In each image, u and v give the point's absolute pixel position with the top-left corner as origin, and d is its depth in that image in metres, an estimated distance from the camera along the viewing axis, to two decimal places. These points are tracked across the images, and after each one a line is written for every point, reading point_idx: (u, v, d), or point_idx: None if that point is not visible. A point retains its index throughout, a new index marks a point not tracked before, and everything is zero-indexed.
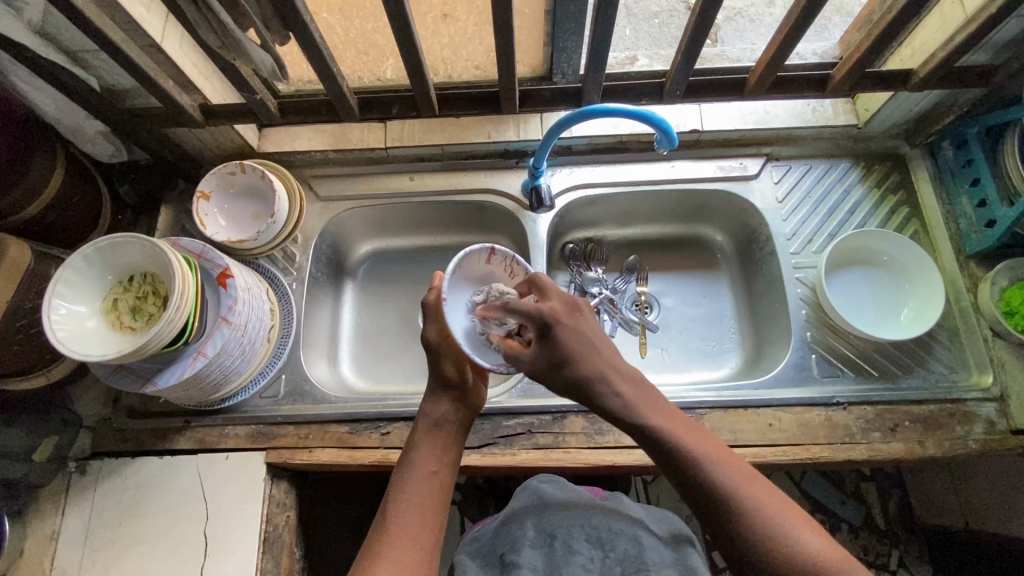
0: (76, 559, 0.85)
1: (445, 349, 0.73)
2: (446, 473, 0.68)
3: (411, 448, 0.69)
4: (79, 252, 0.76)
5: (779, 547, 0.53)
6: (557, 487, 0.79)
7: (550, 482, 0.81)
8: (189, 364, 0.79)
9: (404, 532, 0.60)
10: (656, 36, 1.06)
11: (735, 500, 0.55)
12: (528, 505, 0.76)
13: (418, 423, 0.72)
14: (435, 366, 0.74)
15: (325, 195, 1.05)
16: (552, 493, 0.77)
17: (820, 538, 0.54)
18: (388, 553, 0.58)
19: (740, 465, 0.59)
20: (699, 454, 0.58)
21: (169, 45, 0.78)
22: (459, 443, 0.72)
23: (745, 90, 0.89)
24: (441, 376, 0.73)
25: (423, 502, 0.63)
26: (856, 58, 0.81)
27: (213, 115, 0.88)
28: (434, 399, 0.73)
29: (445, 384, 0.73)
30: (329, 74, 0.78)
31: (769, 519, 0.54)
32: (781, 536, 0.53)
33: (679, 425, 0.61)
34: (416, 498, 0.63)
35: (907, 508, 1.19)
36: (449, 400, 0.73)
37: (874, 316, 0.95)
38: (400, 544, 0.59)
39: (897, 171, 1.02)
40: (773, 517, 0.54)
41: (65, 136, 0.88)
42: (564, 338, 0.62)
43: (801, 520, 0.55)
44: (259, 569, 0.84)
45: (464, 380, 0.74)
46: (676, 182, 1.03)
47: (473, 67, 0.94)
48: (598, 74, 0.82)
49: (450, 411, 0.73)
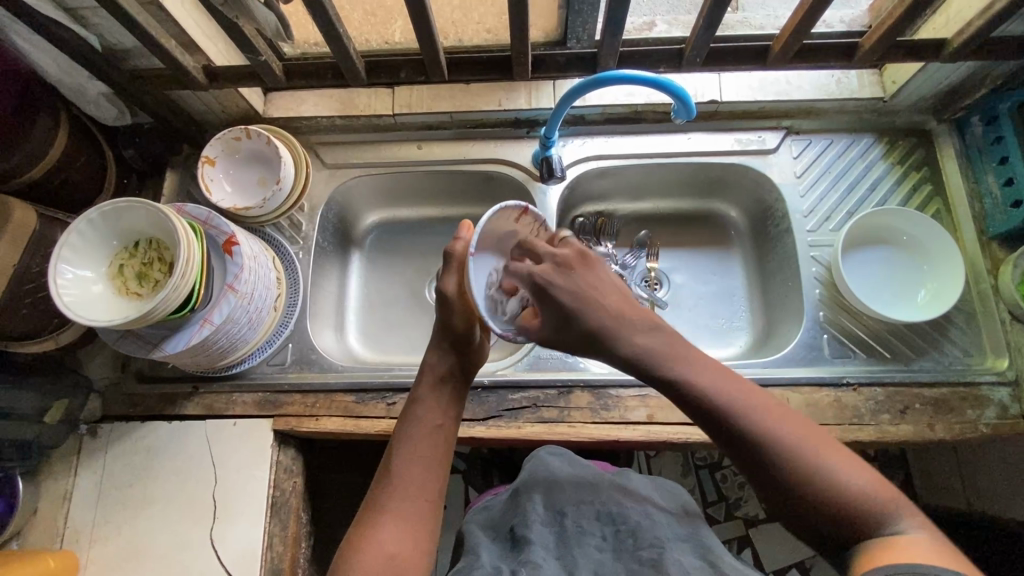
0: (88, 519, 0.87)
1: (458, 303, 0.70)
2: (448, 430, 0.67)
3: (412, 403, 0.67)
4: (83, 216, 0.75)
5: (817, 485, 0.52)
6: (565, 459, 0.79)
7: (557, 453, 0.81)
8: (196, 331, 0.79)
9: (407, 489, 0.61)
10: (674, 3, 1.02)
11: (769, 443, 0.55)
12: (536, 481, 0.75)
13: (419, 378, 0.70)
14: (442, 318, 0.71)
15: (331, 162, 1.03)
16: (561, 467, 0.77)
17: (864, 476, 0.53)
18: (391, 512, 0.59)
19: (774, 407, 0.58)
20: (732, 403, 0.57)
21: (171, 3, 0.76)
22: (461, 398, 0.70)
23: (768, 58, 0.85)
24: (450, 330, 0.70)
25: (427, 459, 0.63)
26: (887, 25, 0.77)
27: (217, 78, 0.86)
28: (437, 354, 0.70)
29: (453, 340, 0.70)
30: (333, 35, 0.75)
31: (814, 470, 0.53)
32: (825, 481, 0.53)
33: (710, 374, 0.60)
34: (416, 456, 0.63)
35: (910, 489, 1.19)
36: (454, 355, 0.70)
37: (889, 297, 0.93)
38: (404, 507, 0.60)
39: (922, 148, 0.98)
40: (809, 456, 0.54)
41: (67, 97, 0.86)
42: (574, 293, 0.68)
43: (841, 457, 0.54)
44: (267, 532, 0.85)
45: (472, 334, 0.71)
46: (692, 155, 1.00)
47: (484, 31, 0.91)
48: (614, 38, 0.79)
49: (453, 364, 0.70)
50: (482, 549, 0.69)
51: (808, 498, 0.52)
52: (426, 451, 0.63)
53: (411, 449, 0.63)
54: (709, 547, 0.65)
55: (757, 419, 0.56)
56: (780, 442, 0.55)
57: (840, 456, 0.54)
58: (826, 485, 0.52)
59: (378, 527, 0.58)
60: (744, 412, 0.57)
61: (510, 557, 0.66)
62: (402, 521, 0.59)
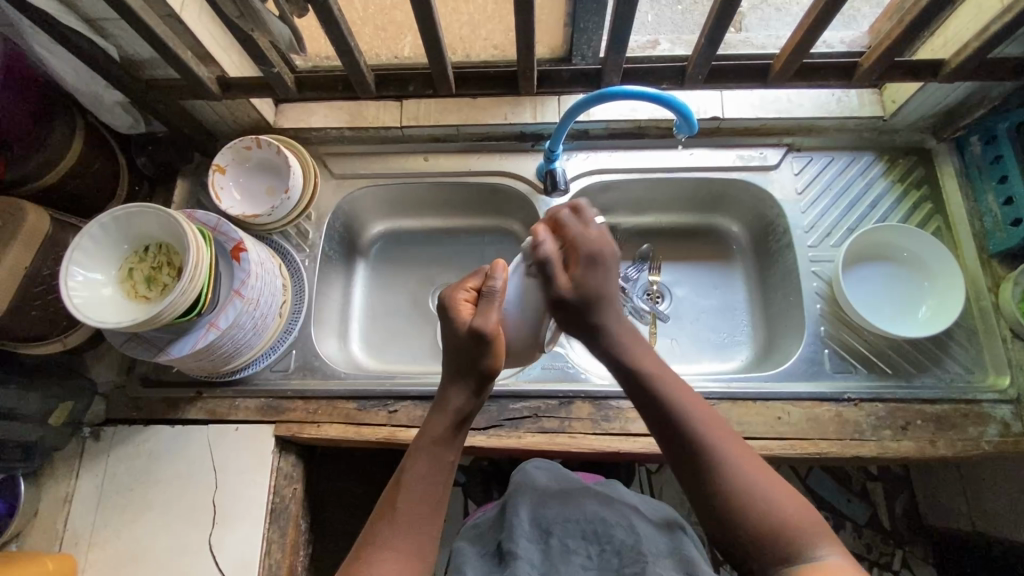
0: (88, 522, 0.87)
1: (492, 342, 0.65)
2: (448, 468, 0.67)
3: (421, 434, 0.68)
4: (96, 221, 0.77)
5: (736, 500, 0.58)
6: (551, 476, 0.81)
7: (544, 470, 0.83)
8: (202, 335, 0.80)
9: (401, 525, 0.62)
10: (679, 22, 1.04)
11: (726, 469, 0.60)
12: (520, 495, 0.77)
13: (433, 408, 0.69)
14: (466, 355, 0.67)
15: (339, 172, 1.05)
16: (547, 487, 0.78)
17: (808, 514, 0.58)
18: (383, 546, 0.60)
19: (719, 424, 0.64)
20: (685, 415, 0.64)
21: (188, 16, 0.78)
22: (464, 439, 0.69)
23: (769, 76, 0.86)
24: (460, 365, 0.68)
25: (424, 495, 0.64)
26: (885, 45, 0.79)
27: (230, 88, 0.88)
28: (449, 387, 0.69)
29: (459, 373, 0.68)
30: (345, 48, 0.77)
31: (763, 500, 0.58)
32: (763, 509, 0.57)
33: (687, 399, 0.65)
34: (416, 488, 0.64)
35: (913, 509, 1.18)
36: (463, 388, 0.68)
37: (890, 314, 0.94)
38: (396, 545, 0.60)
39: (921, 166, 0.99)
40: (752, 483, 0.59)
41: (83, 106, 0.89)
42: (608, 310, 0.70)
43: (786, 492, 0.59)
44: (265, 539, 0.85)
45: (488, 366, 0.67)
46: (693, 170, 1.01)
47: (491, 47, 0.93)
48: (619, 56, 0.81)
49: (472, 400, 0.68)
50: (468, 567, 0.70)
51: (760, 526, 0.57)
52: (422, 487, 0.64)
53: (411, 490, 0.64)
54: (691, 559, 0.65)
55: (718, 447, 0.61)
56: (736, 472, 0.60)
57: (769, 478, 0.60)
58: (766, 510, 0.57)
59: (369, 563, 0.59)
60: (693, 422, 0.63)
61: (496, 573, 0.68)
62: (396, 555, 0.60)
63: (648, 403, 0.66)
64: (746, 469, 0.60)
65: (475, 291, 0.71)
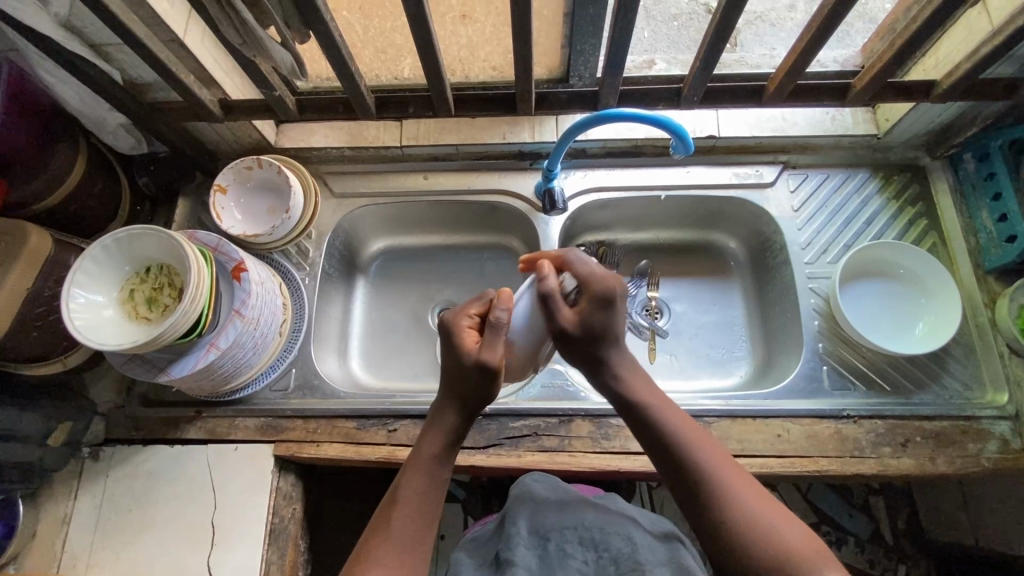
0: (86, 543, 0.87)
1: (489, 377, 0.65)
2: (438, 489, 0.66)
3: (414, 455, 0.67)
4: (98, 243, 0.77)
5: (733, 527, 0.59)
6: (549, 487, 0.80)
7: (541, 481, 0.82)
8: (202, 356, 0.80)
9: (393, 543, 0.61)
10: (674, 39, 1.05)
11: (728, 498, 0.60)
12: (519, 506, 0.77)
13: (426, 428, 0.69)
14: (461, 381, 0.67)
15: (339, 191, 1.06)
16: (545, 496, 0.78)
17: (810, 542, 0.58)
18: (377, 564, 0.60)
19: (716, 448, 0.65)
20: (682, 445, 0.64)
21: (191, 42, 0.79)
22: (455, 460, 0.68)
23: (763, 97, 0.87)
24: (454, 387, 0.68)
25: (416, 515, 0.63)
26: (877, 68, 0.80)
27: (231, 110, 0.89)
28: (442, 408, 0.69)
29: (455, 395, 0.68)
30: (346, 71, 0.78)
31: (767, 528, 0.58)
32: (766, 537, 0.57)
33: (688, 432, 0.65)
34: (408, 509, 0.64)
35: (916, 525, 1.18)
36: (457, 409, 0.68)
37: (887, 330, 0.94)
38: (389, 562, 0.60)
39: (916, 184, 1.00)
40: (753, 512, 0.59)
41: (87, 128, 0.90)
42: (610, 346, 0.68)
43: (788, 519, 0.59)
44: (264, 560, 0.85)
45: (482, 391, 0.67)
46: (690, 188, 1.02)
47: (490, 68, 0.94)
48: (615, 78, 0.82)
49: (465, 421, 0.68)
50: None
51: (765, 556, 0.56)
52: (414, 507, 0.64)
53: (404, 509, 0.63)
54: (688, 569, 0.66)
55: (721, 479, 0.61)
56: (739, 501, 0.60)
57: (771, 508, 0.60)
58: (770, 538, 0.57)
59: None
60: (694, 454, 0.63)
61: None
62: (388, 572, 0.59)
63: (641, 429, 0.67)
64: (748, 496, 0.60)
65: (478, 318, 0.71)
